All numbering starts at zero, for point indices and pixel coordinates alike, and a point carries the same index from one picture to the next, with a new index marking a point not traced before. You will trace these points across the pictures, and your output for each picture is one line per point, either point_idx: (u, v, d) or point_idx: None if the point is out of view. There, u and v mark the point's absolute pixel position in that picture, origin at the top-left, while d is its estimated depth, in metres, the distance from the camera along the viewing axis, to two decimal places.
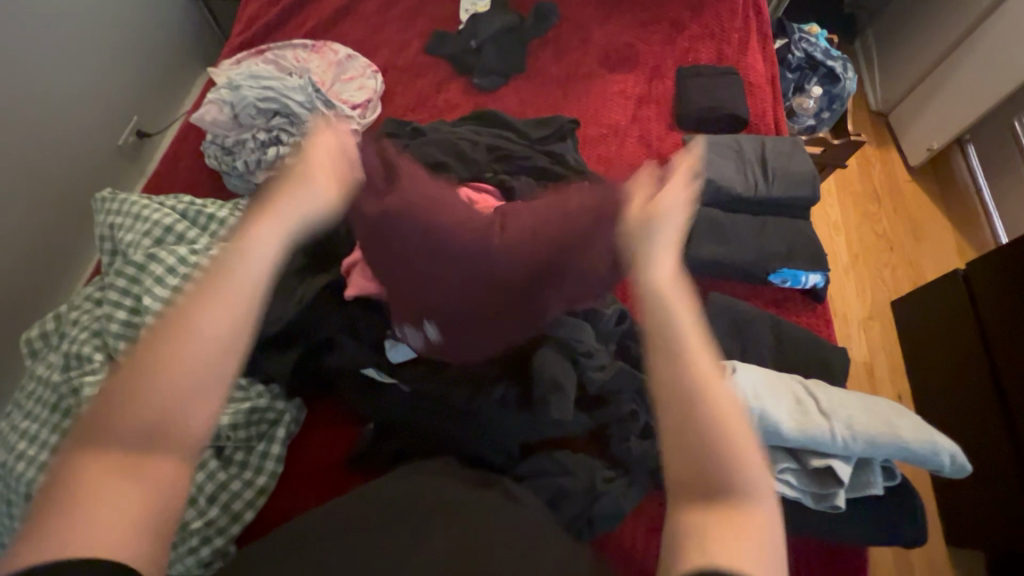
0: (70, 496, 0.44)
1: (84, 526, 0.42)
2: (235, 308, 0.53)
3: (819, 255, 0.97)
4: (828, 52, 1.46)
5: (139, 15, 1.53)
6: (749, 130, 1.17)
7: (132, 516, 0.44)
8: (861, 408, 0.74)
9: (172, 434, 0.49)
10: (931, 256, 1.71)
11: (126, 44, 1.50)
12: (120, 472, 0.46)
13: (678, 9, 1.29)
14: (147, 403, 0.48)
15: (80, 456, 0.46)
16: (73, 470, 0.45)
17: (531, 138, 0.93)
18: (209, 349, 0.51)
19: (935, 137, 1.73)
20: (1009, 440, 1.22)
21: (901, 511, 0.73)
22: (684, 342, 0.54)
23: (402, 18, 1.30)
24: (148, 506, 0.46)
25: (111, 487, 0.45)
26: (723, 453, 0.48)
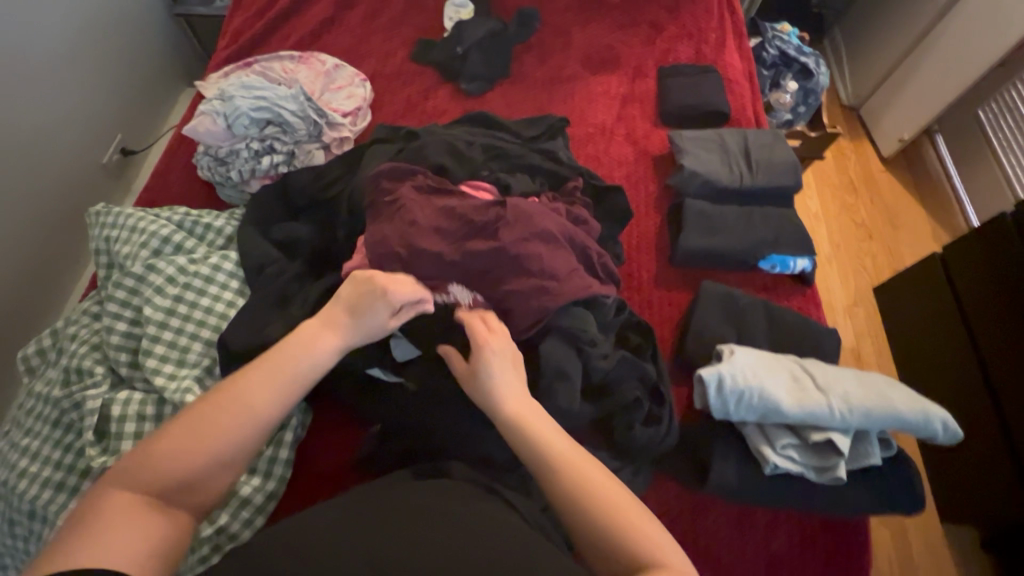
0: (97, 523, 0.47)
1: (102, 555, 0.45)
2: (288, 378, 0.59)
3: (805, 240, 1.00)
4: (800, 49, 1.51)
5: (120, 33, 1.52)
6: (731, 124, 1.21)
7: (141, 555, 0.47)
8: (855, 383, 0.76)
9: (194, 480, 0.53)
10: (908, 242, 1.77)
11: (108, 62, 1.49)
12: (147, 509, 0.50)
13: (656, 11, 1.34)
14: (179, 447, 0.53)
15: (112, 487, 0.50)
16: (104, 499, 0.49)
17: (523, 138, 0.96)
18: (259, 418, 0.57)
19: (904, 128, 1.80)
20: (994, 416, 1.26)
21: (898, 480, 0.76)
22: (530, 421, 0.60)
23: (387, 28, 1.32)
24: (156, 549, 0.49)
25: (131, 523, 0.48)
26: (607, 514, 0.52)
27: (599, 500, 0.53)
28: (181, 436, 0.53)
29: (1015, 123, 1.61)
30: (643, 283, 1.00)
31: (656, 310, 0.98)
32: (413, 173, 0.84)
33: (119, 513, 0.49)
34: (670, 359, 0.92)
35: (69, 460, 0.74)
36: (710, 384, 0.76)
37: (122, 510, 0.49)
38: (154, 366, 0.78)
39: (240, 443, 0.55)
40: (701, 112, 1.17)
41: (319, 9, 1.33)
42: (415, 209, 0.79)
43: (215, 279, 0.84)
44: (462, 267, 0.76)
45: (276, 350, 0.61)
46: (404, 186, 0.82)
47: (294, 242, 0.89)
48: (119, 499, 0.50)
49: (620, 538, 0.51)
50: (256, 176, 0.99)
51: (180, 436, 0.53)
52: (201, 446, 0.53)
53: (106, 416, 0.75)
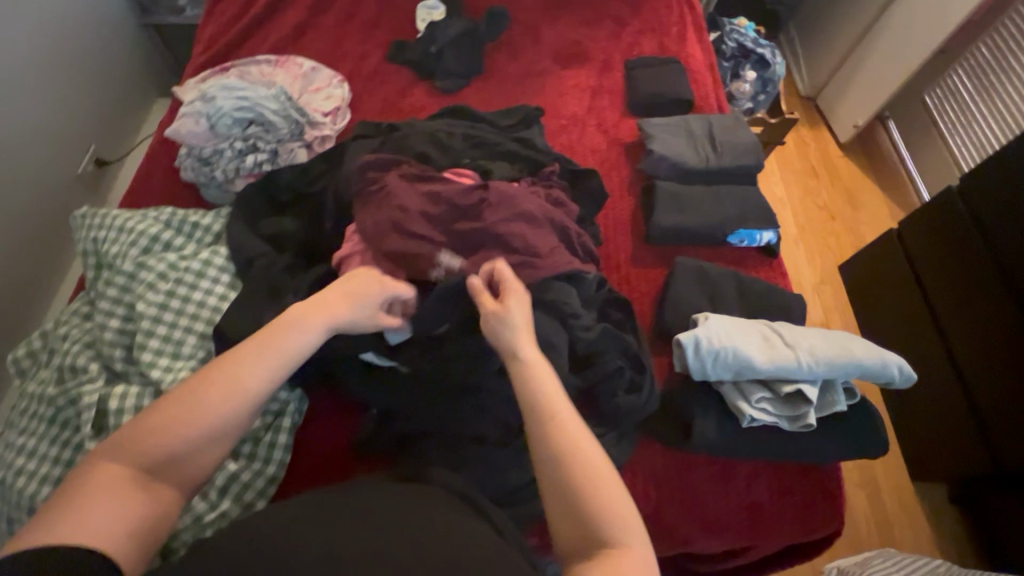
0: (85, 498, 0.49)
1: (90, 527, 0.47)
2: (284, 357, 0.62)
3: (770, 214, 1.07)
4: (757, 40, 1.60)
5: (91, 44, 1.52)
6: (695, 111, 1.28)
7: (129, 530, 0.49)
8: (820, 338, 0.82)
9: (183, 458, 0.55)
10: (867, 220, 1.87)
11: (80, 73, 1.49)
12: (132, 483, 0.52)
13: (620, 8, 1.40)
14: (174, 427, 0.55)
15: (102, 465, 0.52)
16: (94, 476, 0.51)
17: (500, 128, 1.00)
18: (249, 397, 0.59)
19: (857, 114, 1.90)
20: (952, 376, 1.34)
21: (862, 424, 0.82)
22: (537, 376, 0.62)
23: (362, 30, 1.36)
24: (145, 523, 0.51)
25: (121, 497, 0.50)
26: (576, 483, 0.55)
27: (578, 473, 0.56)
28: (168, 413, 0.55)
29: (957, 105, 1.72)
30: (620, 262, 1.04)
31: (634, 287, 1.03)
32: (399, 162, 0.88)
33: (105, 485, 0.51)
34: (649, 331, 0.97)
35: (67, 455, 0.74)
36: (688, 347, 0.81)
37: (107, 483, 0.51)
38: (149, 360, 0.79)
39: (227, 421, 0.57)
40: (667, 100, 1.23)
41: (293, 14, 1.36)
42: (402, 195, 0.82)
43: (206, 273, 0.86)
44: (447, 248, 0.80)
45: (274, 330, 0.63)
46: (391, 175, 0.85)
47: (282, 235, 0.92)
48: (108, 471, 0.52)
49: (583, 507, 0.54)
50: (240, 174, 1.01)
51: (169, 413, 0.55)
52: (187, 423, 0.55)
53: (103, 410, 0.76)
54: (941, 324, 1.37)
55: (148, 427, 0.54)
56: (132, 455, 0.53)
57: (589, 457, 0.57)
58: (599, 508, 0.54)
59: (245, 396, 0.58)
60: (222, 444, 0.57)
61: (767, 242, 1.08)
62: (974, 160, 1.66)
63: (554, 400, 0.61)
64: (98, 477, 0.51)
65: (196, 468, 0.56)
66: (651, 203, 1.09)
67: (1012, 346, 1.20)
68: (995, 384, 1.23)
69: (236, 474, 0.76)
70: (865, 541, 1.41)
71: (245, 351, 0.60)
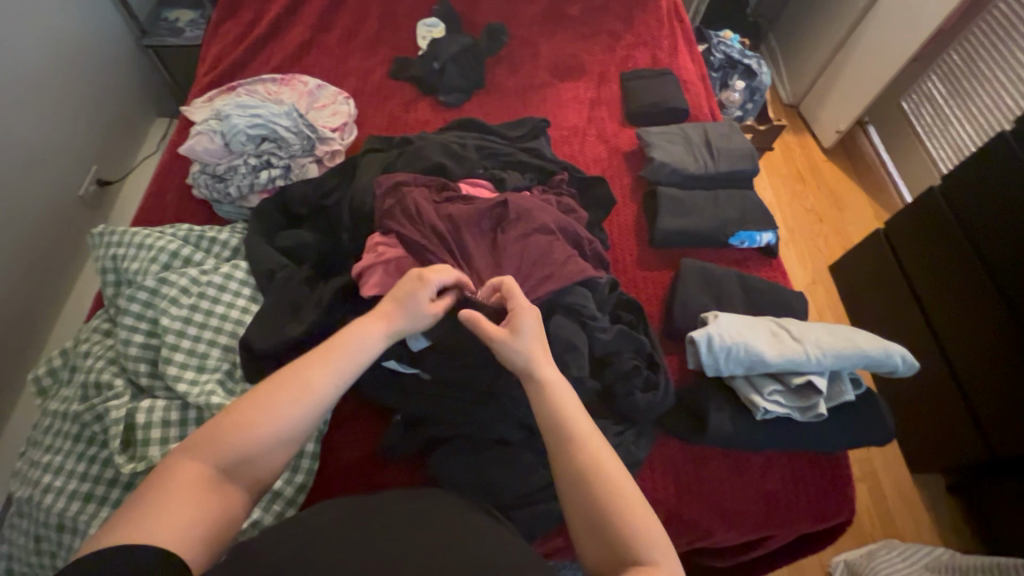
0: (171, 496, 0.50)
1: (177, 527, 0.48)
2: (347, 362, 0.63)
3: (768, 216, 1.11)
4: (743, 52, 1.67)
5: (91, 66, 1.53)
6: (690, 120, 1.33)
7: (205, 531, 0.50)
8: (826, 332, 0.86)
9: (258, 464, 0.56)
10: (854, 222, 1.94)
11: (80, 94, 1.49)
12: (208, 484, 0.52)
13: (614, 23, 1.46)
14: (256, 431, 0.55)
15: (185, 463, 0.53)
16: (178, 475, 0.52)
17: (511, 138, 1.05)
18: (317, 405, 0.59)
19: (839, 120, 1.98)
20: (944, 368, 1.38)
21: (868, 412, 0.86)
22: (554, 398, 0.63)
23: (364, 48, 1.39)
24: (217, 527, 0.51)
25: (200, 498, 0.51)
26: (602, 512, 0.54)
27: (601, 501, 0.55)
28: (244, 417, 0.56)
29: (933, 110, 1.80)
30: (627, 266, 1.08)
31: (642, 289, 1.06)
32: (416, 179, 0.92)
33: (186, 486, 0.51)
34: (659, 332, 1.00)
35: (96, 470, 0.75)
36: (701, 344, 0.84)
37: (186, 484, 0.51)
38: (175, 373, 0.80)
39: (299, 425, 0.58)
40: (664, 110, 1.28)
41: (296, 34, 1.39)
42: (420, 212, 0.87)
43: (228, 287, 0.87)
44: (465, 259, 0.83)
45: (345, 337, 0.65)
46: (409, 194, 0.90)
47: (299, 249, 0.93)
48: (187, 471, 0.52)
49: (607, 531, 0.54)
50: (255, 190, 1.03)
51: (245, 416, 0.56)
52: (263, 427, 0.56)
53: (130, 424, 0.77)
54: (932, 318, 1.42)
55: (224, 431, 0.55)
56: (212, 456, 0.54)
57: (609, 478, 0.56)
58: (622, 529, 0.53)
59: (316, 403, 0.59)
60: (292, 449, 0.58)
61: (767, 243, 1.12)
62: (952, 161, 1.74)
63: (570, 418, 0.61)
64: (180, 478, 0.51)
65: (265, 472, 0.57)
66: (654, 208, 1.13)
67: (1000, 337, 1.25)
68: (986, 375, 1.28)
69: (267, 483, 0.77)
70: (869, 534, 1.45)
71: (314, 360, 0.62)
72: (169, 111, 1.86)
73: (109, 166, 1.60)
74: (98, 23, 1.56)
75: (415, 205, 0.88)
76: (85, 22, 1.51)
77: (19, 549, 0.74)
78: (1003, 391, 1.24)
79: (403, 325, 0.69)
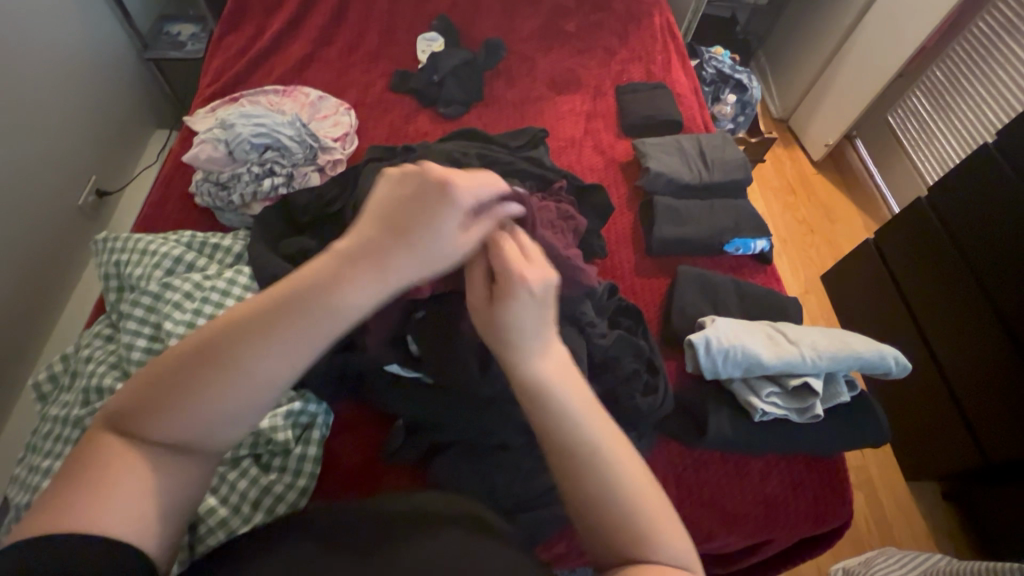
0: (96, 480, 0.45)
1: (104, 514, 0.43)
2: (309, 323, 0.51)
3: (762, 224, 1.14)
4: (734, 67, 1.72)
5: (92, 78, 1.54)
6: (684, 132, 1.36)
7: (145, 512, 0.45)
8: (820, 334, 0.88)
9: (202, 441, 0.49)
10: (845, 232, 1.97)
11: (81, 106, 1.51)
12: (142, 462, 0.47)
13: (609, 38, 1.50)
14: (189, 408, 0.48)
15: (112, 444, 0.47)
16: (103, 456, 0.47)
17: (511, 148, 1.09)
18: (269, 378, 0.50)
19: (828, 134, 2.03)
20: (937, 375, 1.40)
21: (863, 414, 0.87)
22: (566, 398, 0.57)
23: (365, 61, 1.42)
24: (162, 505, 0.47)
25: (133, 480, 0.46)
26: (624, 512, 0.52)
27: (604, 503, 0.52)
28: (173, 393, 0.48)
29: (918, 124, 1.85)
30: (625, 273, 1.10)
31: (640, 296, 1.08)
32: None
33: (103, 472, 0.46)
34: (658, 337, 1.02)
35: None
36: (699, 347, 0.85)
37: (115, 465, 0.46)
38: None
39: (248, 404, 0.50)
40: (658, 122, 1.31)
41: (298, 47, 1.41)
42: None
43: (231, 292, 0.88)
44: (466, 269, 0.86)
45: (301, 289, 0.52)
46: None
47: (303, 255, 0.94)
48: (112, 451, 0.47)
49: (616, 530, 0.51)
50: (258, 198, 1.04)
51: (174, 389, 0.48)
52: (199, 403, 0.48)
53: None
54: (922, 324, 1.44)
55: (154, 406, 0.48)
56: (138, 435, 0.47)
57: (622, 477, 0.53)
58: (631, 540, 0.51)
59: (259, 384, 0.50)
60: (247, 424, 0.51)
61: (761, 250, 1.15)
62: (937, 173, 1.78)
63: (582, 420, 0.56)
64: (104, 461, 0.46)
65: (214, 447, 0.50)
66: (651, 217, 1.15)
67: (989, 343, 1.28)
68: (977, 380, 1.30)
69: (270, 487, 0.77)
70: (866, 541, 1.45)
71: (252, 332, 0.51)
72: (169, 123, 1.88)
73: (108, 177, 1.60)
74: (100, 36, 1.57)
75: None
76: (87, 35, 1.52)
77: None
78: (994, 396, 1.26)
79: (405, 256, 0.54)
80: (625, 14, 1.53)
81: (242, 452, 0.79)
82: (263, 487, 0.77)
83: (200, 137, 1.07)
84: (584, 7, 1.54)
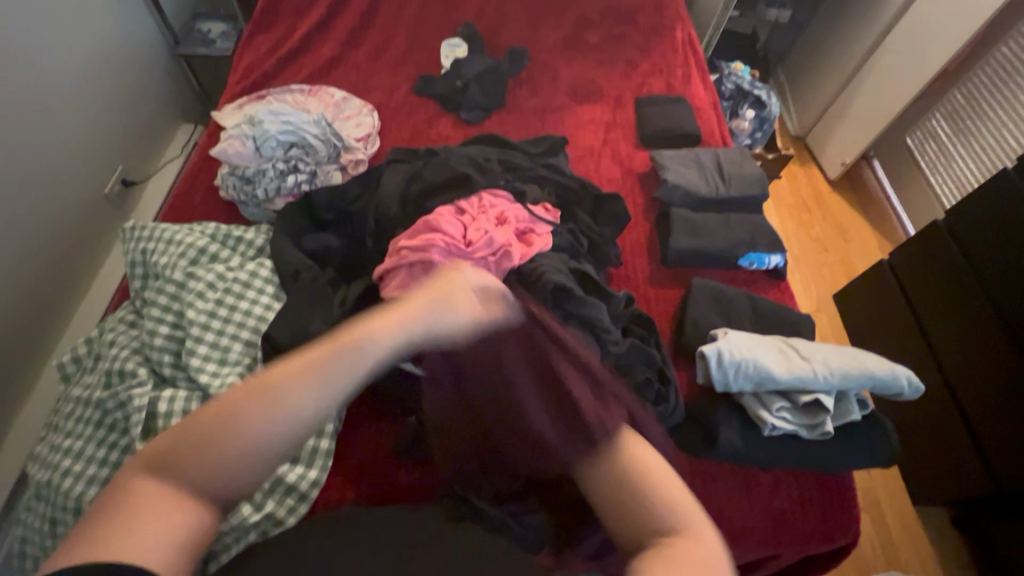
0: (129, 506, 0.50)
1: (127, 537, 0.47)
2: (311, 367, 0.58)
3: (778, 239, 1.14)
4: (753, 83, 1.72)
5: (123, 71, 1.58)
6: (702, 145, 1.37)
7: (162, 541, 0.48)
8: (833, 352, 0.88)
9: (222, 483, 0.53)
10: (859, 252, 1.97)
11: (112, 98, 1.54)
12: (170, 500, 0.51)
13: (631, 50, 1.51)
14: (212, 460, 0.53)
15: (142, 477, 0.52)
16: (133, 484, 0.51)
17: (532, 154, 1.11)
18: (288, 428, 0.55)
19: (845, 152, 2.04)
20: (949, 399, 1.39)
21: (874, 433, 0.87)
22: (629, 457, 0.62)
23: (391, 64, 1.45)
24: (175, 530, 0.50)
25: (148, 517, 0.49)
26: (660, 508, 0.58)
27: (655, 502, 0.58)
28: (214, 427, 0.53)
29: (936, 147, 1.85)
30: (639, 283, 1.10)
31: (654, 305, 1.08)
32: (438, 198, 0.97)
33: (146, 499, 0.50)
34: (670, 347, 1.02)
35: (115, 457, 0.77)
36: (711, 358, 0.86)
37: (148, 498, 0.50)
38: (198, 365, 0.81)
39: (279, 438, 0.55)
40: (677, 135, 1.32)
41: (325, 49, 1.44)
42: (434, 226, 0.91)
43: (253, 284, 0.90)
44: None
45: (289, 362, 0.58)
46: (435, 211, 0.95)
47: (325, 251, 0.96)
48: (147, 486, 0.51)
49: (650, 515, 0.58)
50: (281, 194, 1.06)
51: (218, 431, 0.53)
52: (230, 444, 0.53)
53: (151, 413, 0.79)
54: (936, 347, 1.43)
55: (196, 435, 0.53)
56: (177, 472, 0.52)
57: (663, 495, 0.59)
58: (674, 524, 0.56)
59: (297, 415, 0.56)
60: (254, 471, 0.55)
61: (776, 266, 1.15)
62: (954, 197, 1.78)
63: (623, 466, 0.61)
64: (138, 490, 0.51)
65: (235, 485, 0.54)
66: (667, 228, 1.16)
67: (1002, 370, 1.27)
68: (989, 404, 1.29)
69: (282, 475, 0.78)
70: (870, 564, 1.44)
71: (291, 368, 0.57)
72: (195, 117, 1.92)
73: (134, 167, 1.64)
74: (134, 31, 1.61)
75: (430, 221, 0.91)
76: (121, 29, 1.56)
77: (34, 533, 0.76)
78: (1006, 424, 1.25)
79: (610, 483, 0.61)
80: (647, 27, 1.54)
81: None
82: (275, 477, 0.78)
83: (228, 132, 1.10)
84: (607, 19, 1.56)
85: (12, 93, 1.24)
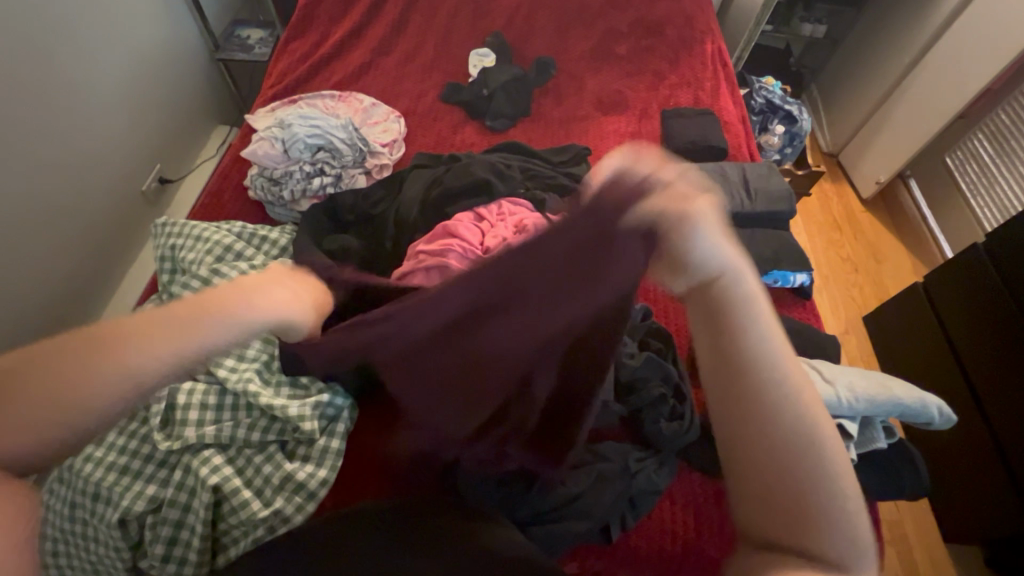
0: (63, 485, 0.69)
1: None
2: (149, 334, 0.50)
3: (805, 257, 1.11)
4: (785, 98, 1.69)
5: (166, 74, 1.65)
6: (729, 159, 1.35)
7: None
8: (859, 375, 0.85)
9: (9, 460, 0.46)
10: (892, 274, 1.90)
11: (152, 99, 1.61)
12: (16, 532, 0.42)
13: (660, 62, 1.51)
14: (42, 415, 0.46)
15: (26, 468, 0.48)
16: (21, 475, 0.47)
17: (553, 163, 1.11)
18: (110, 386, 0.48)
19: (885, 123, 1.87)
20: (985, 430, 1.31)
21: (900, 462, 0.84)
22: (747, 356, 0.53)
23: (419, 72, 1.47)
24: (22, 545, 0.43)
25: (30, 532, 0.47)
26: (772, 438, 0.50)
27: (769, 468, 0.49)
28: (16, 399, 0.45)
29: (979, 168, 1.77)
30: (658, 297, 1.09)
31: (671, 319, 1.06)
32: (459, 205, 0.98)
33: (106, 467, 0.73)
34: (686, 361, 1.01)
35: (137, 445, 0.79)
36: None
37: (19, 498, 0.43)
38: (217, 359, 0.84)
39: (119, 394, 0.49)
40: (704, 147, 1.30)
41: (357, 56, 1.48)
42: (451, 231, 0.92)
43: None
44: None
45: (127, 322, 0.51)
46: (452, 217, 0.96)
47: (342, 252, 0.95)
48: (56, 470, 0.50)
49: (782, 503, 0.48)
50: (306, 195, 1.09)
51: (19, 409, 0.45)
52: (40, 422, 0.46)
53: (171, 404, 0.81)
54: (972, 377, 1.36)
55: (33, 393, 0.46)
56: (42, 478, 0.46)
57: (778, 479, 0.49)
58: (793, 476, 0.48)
59: (133, 369, 0.49)
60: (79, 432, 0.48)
61: (800, 284, 1.12)
62: (996, 221, 1.70)
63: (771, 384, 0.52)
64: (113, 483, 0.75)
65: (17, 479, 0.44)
66: None
67: None
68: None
69: (292, 474, 0.79)
70: None
71: (78, 345, 0.48)
72: (231, 119, 1.98)
73: (171, 166, 1.71)
74: (177, 36, 1.68)
75: (449, 224, 0.92)
76: (165, 34, 1.63)
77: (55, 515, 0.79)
78: None
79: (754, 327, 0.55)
80: (677, 39, 1.53)
81: (270, 438, 0.81)
82: (285, 473, 0.79)
83: (259, 134, 1.13)
84: (637, 31, 1.55)
85: (62, 94, 1.31)
